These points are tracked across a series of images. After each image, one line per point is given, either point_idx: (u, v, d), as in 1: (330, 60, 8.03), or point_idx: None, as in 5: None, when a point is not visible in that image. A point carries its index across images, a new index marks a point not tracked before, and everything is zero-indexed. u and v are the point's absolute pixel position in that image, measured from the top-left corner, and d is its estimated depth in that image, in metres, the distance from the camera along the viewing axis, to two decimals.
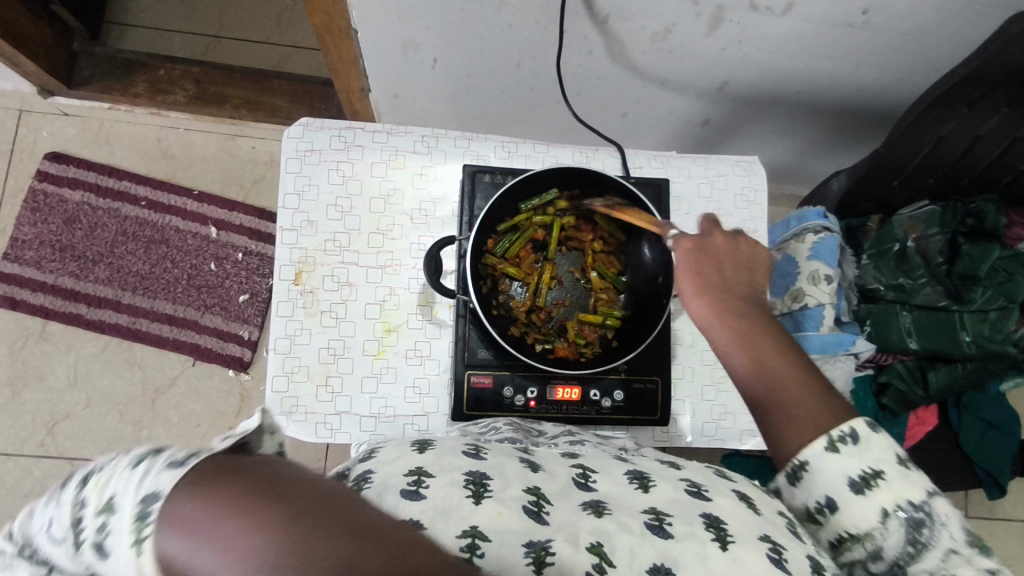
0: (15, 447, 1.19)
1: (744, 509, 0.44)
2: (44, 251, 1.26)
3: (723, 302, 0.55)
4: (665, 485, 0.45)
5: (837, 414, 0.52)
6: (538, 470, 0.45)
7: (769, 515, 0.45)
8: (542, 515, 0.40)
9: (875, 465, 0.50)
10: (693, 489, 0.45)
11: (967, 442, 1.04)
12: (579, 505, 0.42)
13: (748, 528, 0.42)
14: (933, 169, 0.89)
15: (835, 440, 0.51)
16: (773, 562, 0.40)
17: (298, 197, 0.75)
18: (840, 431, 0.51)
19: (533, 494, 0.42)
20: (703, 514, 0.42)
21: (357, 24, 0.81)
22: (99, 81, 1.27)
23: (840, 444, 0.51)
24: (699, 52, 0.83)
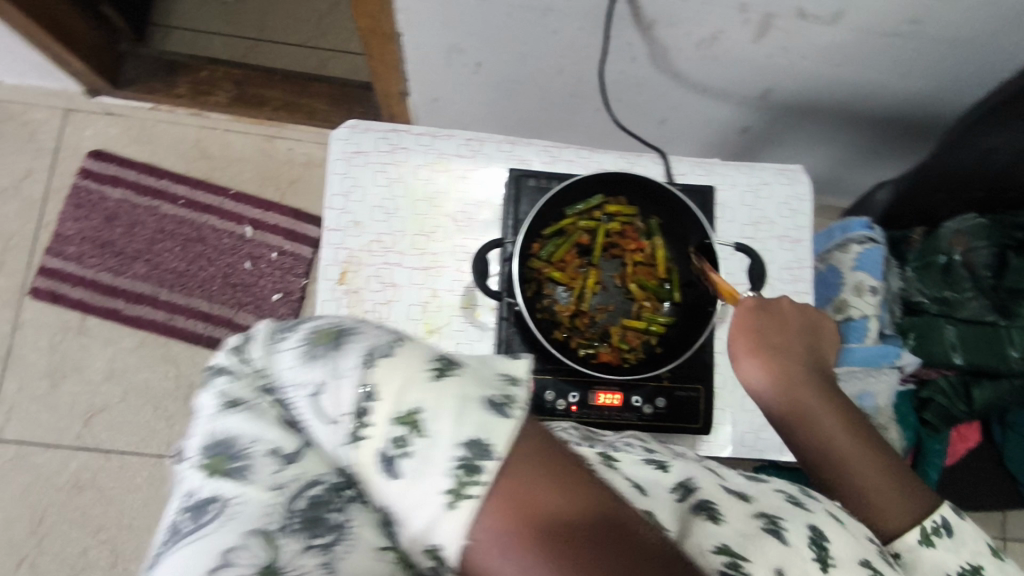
0: (53, 438, 1.21)
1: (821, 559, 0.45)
2: (86, 247, 1.29)
3: (795, 386, 0.60)
4: (741, 518, 0.46)
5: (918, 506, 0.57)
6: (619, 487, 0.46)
7: (841, 560, 0.46)
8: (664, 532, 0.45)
9: (970, 560, 0.56)
10: (770, 528, 0.46)
11: (1011, 460, 1.01)
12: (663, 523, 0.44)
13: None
14: (980, 182, 0.86)
15: (930, 532, 0.56)
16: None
17: (344, 197, 0.76)
18: (932, 523, 0.56)
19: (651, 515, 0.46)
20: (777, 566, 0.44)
21: (404, 28, 0.82)
22: (143, 81, 1.30)
23: (935, 537, 0.56)
24: (745, 59, 0.83)
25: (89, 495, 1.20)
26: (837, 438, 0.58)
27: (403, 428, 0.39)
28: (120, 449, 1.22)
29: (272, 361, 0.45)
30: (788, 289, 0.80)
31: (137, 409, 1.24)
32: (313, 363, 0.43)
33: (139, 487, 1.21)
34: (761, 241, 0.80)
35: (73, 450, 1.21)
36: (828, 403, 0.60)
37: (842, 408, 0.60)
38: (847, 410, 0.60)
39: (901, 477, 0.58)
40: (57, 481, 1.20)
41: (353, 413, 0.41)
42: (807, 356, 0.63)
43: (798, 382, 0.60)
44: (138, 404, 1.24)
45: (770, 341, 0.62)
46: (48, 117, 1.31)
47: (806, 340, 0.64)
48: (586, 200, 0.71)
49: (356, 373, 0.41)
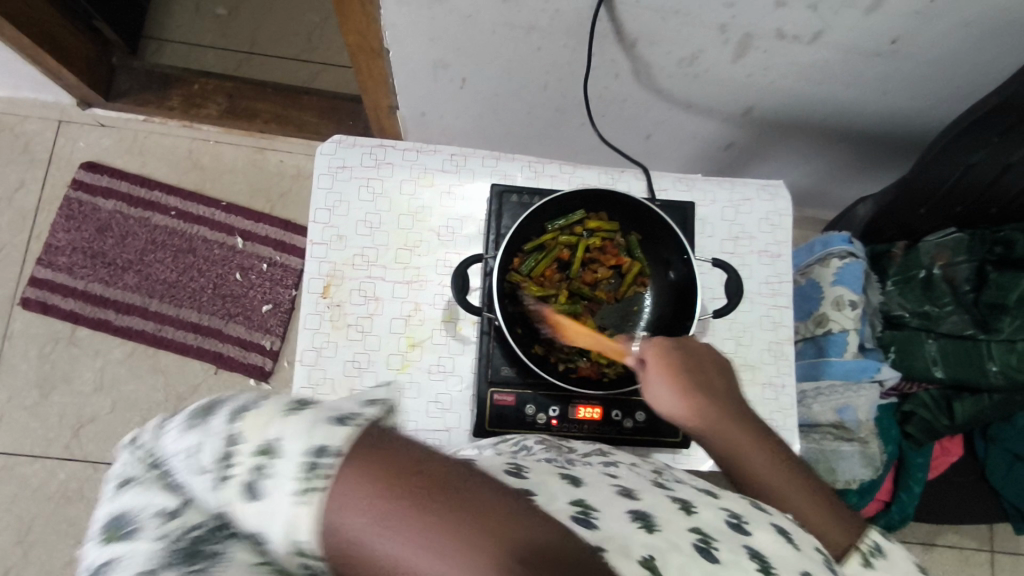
0: (41, 449, 1.21)
1: (784, 544, 0.44)
2: (76, 258, 1.29)
3: (718, 427, 0.58)
4: (707, 512, 0.44)
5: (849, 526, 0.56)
6: (581, 483, 0.44)
7: (807, 550, 0.45)
8: (591, 521, 0.39)
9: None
10: (734, 521, 0.44)
11: (993, 474, 1.02)
12: (626, 515, 0.41)
13: (789, 563, 0.42)
14: (962, 198, 0.88)
15: (866, 554, 0.55)
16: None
17: (329, 212, 0.77)
18: (868, 546, 0.55)
19: (579, 506, 0.40)
20: (746, 545, 0.42)
21: (390, 44, 0.83)
22: (136, 94, 1.31)
23: (873, 560, 0.55)
24: (726, 77, 0.84)
25: (76, 506, 1.20)
26: (761, 469, 0.56)
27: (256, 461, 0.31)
28: (108, 460, 1.22)
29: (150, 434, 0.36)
30: (768, 304, 0.80)
31: (126, 420, 1.24)
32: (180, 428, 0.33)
33: None
34: (741, 255, 0.81)
35: (61, 461, 1.21)
36: (748, 434, 0.58)
37: (762, 438, 0.58)
38: (768, 440, 0.59)
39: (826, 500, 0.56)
40: (44, 492, 1.20)
41: (213, 459, 0.31)
42: (726, 389, 0.61)
43: (717, 417, 0.58)
44: (127, 415, 1.24)
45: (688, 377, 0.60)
46: (42, 129, 1.32)
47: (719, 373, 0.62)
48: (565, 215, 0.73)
49: (223, 429, 0.32)
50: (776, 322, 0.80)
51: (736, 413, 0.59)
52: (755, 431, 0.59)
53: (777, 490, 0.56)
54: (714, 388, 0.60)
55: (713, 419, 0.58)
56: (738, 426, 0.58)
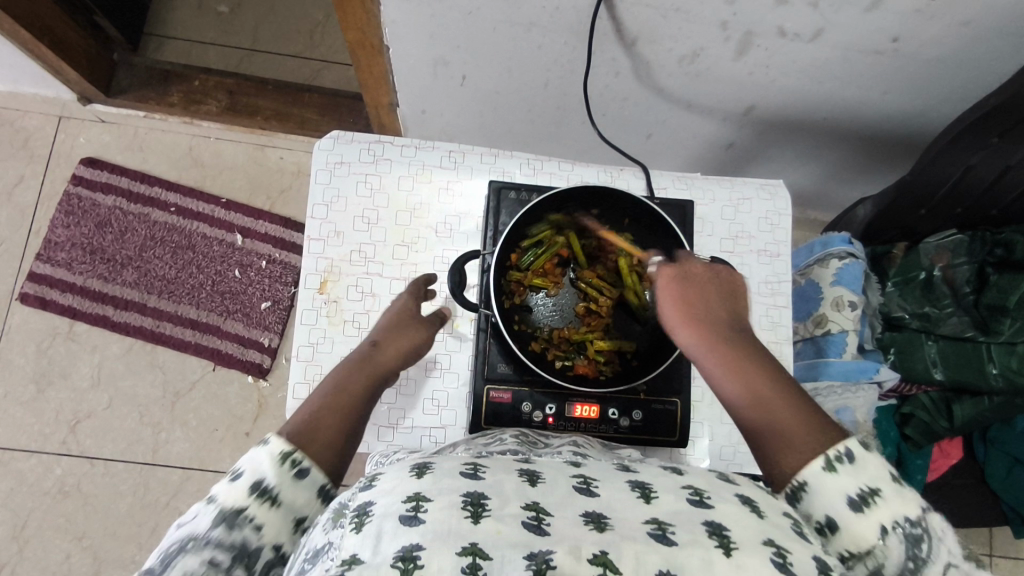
0: (38, 444, 1.21)
1: (747, 513, 0.42)
2: (75, 253, 1.29)
3: (713, 341, 0.58)
4: (668, 495, 0.43)
5: (826, 433, 0.52)
6: (537, 483, 0.43)
7: (773, 517, 0.43)
8: (542, 527, 0.39)
9: (871, 484, 0.49)
10: (694, 497, 0.43)
11: (993, 477, 1.01)
12: (579, 517, 0.40)
13: (751, 532, 0.40)
14: (961, 199, 0.88)
15: (829, 457, 0.50)
16: (780, 568, 0.37)
17: (327, 207, 0.77)
18: (834, 450, 0.50)
19: (533, 508, 0.40)
20: (705, 521, 0.40)
21: (390, 40, 0.83)
22: (137, 90, 1.31)
23: (835, 463, 0.50)
24: (726, 75, 0.84)
25: (73, 502, 1.20)
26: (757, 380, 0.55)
27: (281, 464, 0.50)
28: (104, 456, 1.22)
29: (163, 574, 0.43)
30: (768, 304, 0.80)
31: (123, 416, 1.24)
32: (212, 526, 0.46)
33: (123, 495, 1.21)
34: (740, 255, 0.81)
35: (58, 457, 1.21)
36: (746, 348, 0.57)
37: (764, 354, 0.57)
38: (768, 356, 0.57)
39: (819, 417, 0.53)
40: (41, 488, 1.20)
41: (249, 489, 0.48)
42: (732, 309, 0.61)
43: (717, 331, 0.58)
44: (124, 411, 1.24)
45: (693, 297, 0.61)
46: (43, 124, 1.32)
47: (726, 296, 0.62)
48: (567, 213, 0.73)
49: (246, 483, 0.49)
50: (775, 322, 0.79)
51: (739, 330, 0.59)
52: (756, 348, 0.58)
53: (766, 399, 0.54)
54: (720, 308, 0.60)
55: (713, 333, 0.58)
56: (737, 341, 0.58)
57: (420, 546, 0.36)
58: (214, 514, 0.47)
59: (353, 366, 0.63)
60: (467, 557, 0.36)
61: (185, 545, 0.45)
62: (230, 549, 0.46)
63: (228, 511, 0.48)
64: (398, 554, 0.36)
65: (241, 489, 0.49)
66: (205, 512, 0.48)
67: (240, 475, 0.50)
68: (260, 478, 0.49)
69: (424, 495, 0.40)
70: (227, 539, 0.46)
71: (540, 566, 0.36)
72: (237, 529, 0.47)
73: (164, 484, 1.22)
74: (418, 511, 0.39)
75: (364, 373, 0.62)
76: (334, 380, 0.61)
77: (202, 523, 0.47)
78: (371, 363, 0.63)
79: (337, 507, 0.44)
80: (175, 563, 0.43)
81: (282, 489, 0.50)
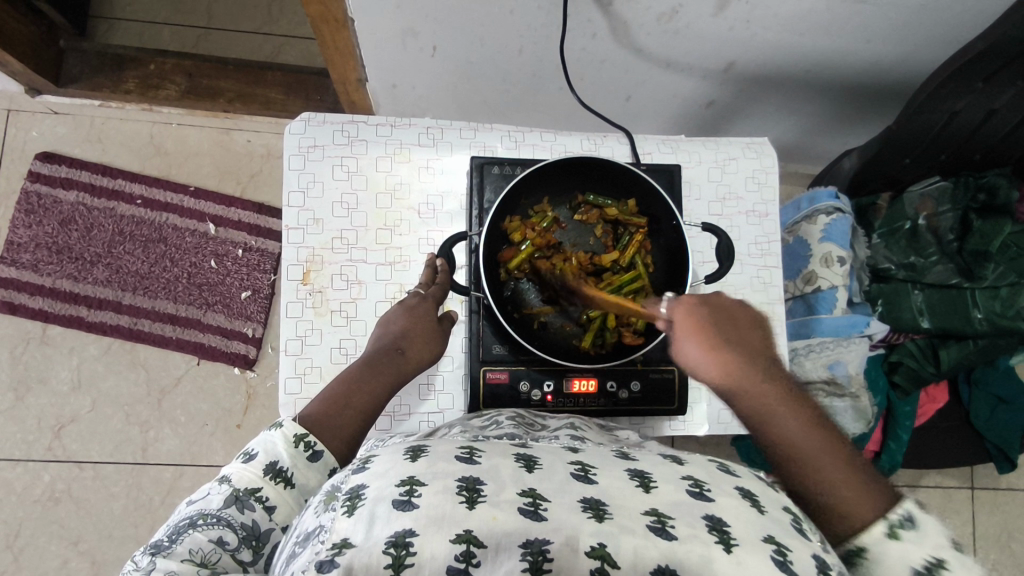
0: (22, 452, 1.19)
1: (748, 508, 0.42)
2: (41, 253, 1.24)
3: (756, 389, 0.55)
4: (668, 485, 0.42)
5: (882, 499, 0.49)
6: (534, 469, 0.42)
7: (774, 513, 0.43)
8: (540, 512, 0.38)
9: (937, 554, 0.47)
10: (694, 489, 0.42)
11: (977, 417, 1.05)
12: (577, 503, 0.39)
13: (751, 529, 0.40)
14: (946, 145, 0.87)
15: (892, 523, 0.48)
16: (779, 566, 0.38)
17: (303, 194, 0.74)
18: (895, 514, 0.48)
19: (529, 494, 0.39)
20: (705, 516, 0.40)
21: (354, 13, 0.78)
22: (88, 77, 1.23)
23: (897, 529, 0.48)
24: (706, 32, 0.82)
25: (65, 507, 1.18)
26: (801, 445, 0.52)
27: (300, 444, 0.54)
28: (92, 459, 1.20)
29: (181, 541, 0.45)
30: (758, 265, 0.79)
31: (108, 416, 1.21)
32: (225, 506, 0.49)
33: (117, 496, 1.19)
34: (729, 217, 0.80)
35: (44, 463, 1.19)
36: (785, 397, 0.54)
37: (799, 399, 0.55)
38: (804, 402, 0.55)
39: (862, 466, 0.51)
40: (30, 495, 1.18)
41: (264, 467, 0.52)
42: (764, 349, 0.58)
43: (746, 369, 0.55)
44: (109, 412, 1.21)
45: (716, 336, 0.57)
46: None
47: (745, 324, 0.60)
48: (544, 194, 0.71)
49: (261, 465, 0.52)
50: (766, 283, 0.79)
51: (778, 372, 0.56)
52: (796, 395, 0.55)
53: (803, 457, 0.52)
54: (746, 346, 0.57)
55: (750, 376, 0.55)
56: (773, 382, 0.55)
57: (413, 532, 0.36)
58: (227, 493, 0.50)
59: (380, 369, 0.63)
60: (461, 544, 0.36)
61: (195, 520, 0.47)
62: (242, 527, 0.48)
63: (242, 491, 0.50)
64: (390, 539, 0.35)
65: (256, 469, 0.51)
66: (219, 491, 0.50)
67: (254, 456, 0.52)
68: (275, 459, 0.52)
69: (417, 479, 0.39)
70: (238, 518, 0.48)
71: (536, 557, 0.36)
72: (249, 509, 0.49)
73: (157, 482, 1.20)
74: (412, 495, 0.37)
75: (383, 379, 0.62)
76: (352, 376, 0.61)
77: (216, 501, 0.49)
78: (392, 367, 0.63)
79: (329, 490, 0.42)
80: (187, 535, 0.46)
81: (295, 470, 0.53)
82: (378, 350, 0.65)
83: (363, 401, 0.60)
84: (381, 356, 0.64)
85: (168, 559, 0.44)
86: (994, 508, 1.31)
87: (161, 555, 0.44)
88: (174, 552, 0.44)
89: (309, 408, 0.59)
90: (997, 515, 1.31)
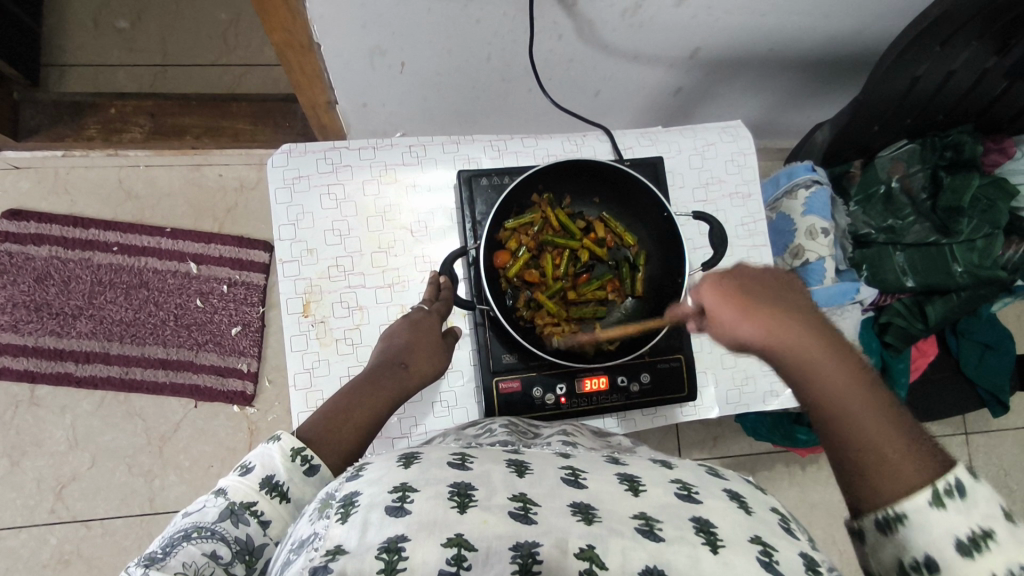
0: (25, 518, 1.16)
1: (735, 509, 0.43)
2: (20, 313, 1.21)
3: (807, 353, 0.52)
4: (656, 487, 0.44)
5: (929, 465, 0.47)
6: (525, 474, 0.43)
7: (760, 513, 0.44)
8: (529, 516, 0.39)
9: (984, 523, 0.44)
10: (683, 491, 0.44)
11: (967, 365, 1.08)
12: (567, 507, 0.40)
13: (738, 530, 0.41)
14: (910, 109, 0.90)
15: (938, 490, 0.45)
16: (764, 566, 0.39)
17: (294, 226, 0.73)
18: (943, 481, 0.45)
19: (519, 499, 0.40)
20: (692, 518, 0.41)
21: (321, 38, 0.78)
22: (48, 128, 1.19)
23: (943, 498, 0.45)
24: (669, 23, 0.83)
25: (77, 568, 1.15)
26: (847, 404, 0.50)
27: (297, 459, 0.53)
28: (98, 516, 1.17)
29: (178, 554, 0.44)
30: (747, 245, 0.81)
31: (109, 470, 1.19)
32: (220, 519, 0.48)
33: (128, 550, 1.16)
34: (714, 201, 0.82)
35: (49, 526, 1.16)
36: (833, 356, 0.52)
37: (849, 361, 0.52)
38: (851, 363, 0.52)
39: (908, 431, 0.49)
40: (39, 561, 1.15)
41: (260, 479, 0.51)
42: (808, 307, 0.55)
43: (790, 322, 0.52)
44: (110, 466, 1.19)
45: (759, 302, 0.54)
46: None
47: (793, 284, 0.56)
48: (534, 198, 0.71)
49: (258, 478, 0.51)
50: (757, 261, 0.81)
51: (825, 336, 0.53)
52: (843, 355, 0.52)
53: (849, 416, 0.49)
54: (793, 307, 0.54)
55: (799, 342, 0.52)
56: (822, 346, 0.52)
57: (405, 537, 0.36)
58: (223, 506, 0.49)
59: (383, 382, 0.63)
60: (451, 548, 0.36)
61: (190, 533, 0.46)
62: (236, 541, 0.47)
63: (237, 505, 0.49)
64: (384, 544, 0.35)
65: (251, 483, 0.51)
66: (215, 504, 0.49)
67: (251, 470, 0.52)
68: (271, 473, 0.52)
69: (410, 486, 0.39)
70: (232, 532, 0.47)
71: (525, 559, 0.36)
72: (244, 523, 0.48)
73: None
74: (405, 501, 0.38)
75: (383, 395, 0.62)
76: (355, 389, 0.62)
77: (211, 514, 0.48)
78: (397, 382, 0.63)
79: (323, 498, 0.42)
80: (181, 548, 0.44)
81: (291, 484, 0.52)
82: (380, 364, 0.65)
83: (360, 417, 0.60)
84: (383, 373, 0.64)
85: (162, 571, 0.42)
86: (988, 451, 1.35)
87: (156, 567, 0.42)
88: (168, 565, 0.42)
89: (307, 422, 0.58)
90: (993, 456, 1.35)
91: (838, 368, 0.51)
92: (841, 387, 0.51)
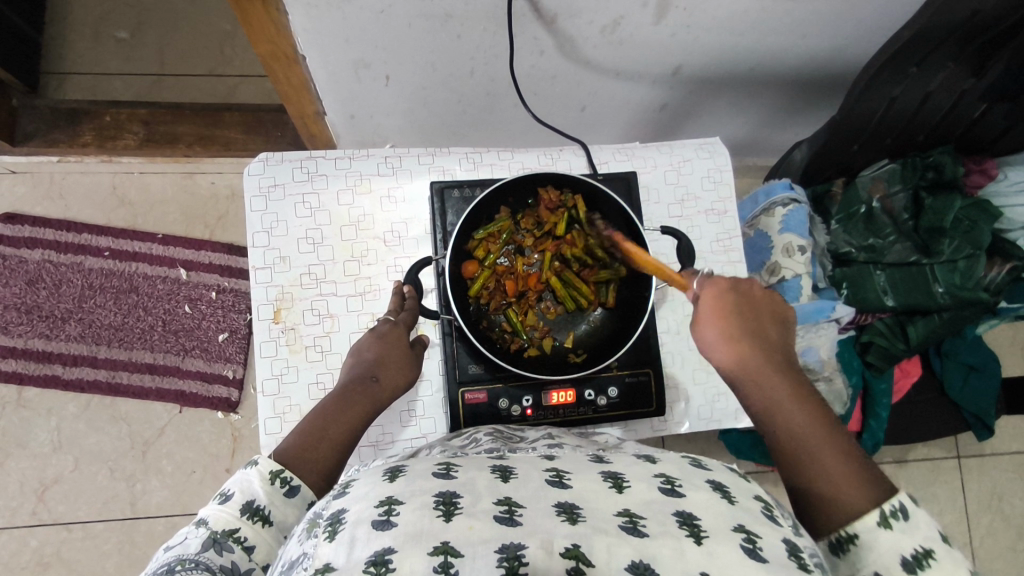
0: (7, 519, 1.16)
1: (719, 500, 0.43)
2: (10, 315, 1.23)
3: (768, 377, 0.57)
4: (640, 484, 0.43)
5: (874, 491, 0.50)
6: (509, 479, 0.43)
7: (744, 502, 0.44)
8: (514, 518, 0.39)
9: (926, 543, 0.48)
10: (666, 486, 0.43)
11: (951, 387, 1.07)
12: (552, 508, 0.40)
13: (721, 520, 0.41)
14: (891, 129, 0.90)
15: (884, 512, 0.49)
16: (747, 553, 0.38)
17: (268, 234, 0.74)
18: (887, 504, 0.49)
19: (505, 503, 0.40)
20: (675, 512, 0.41)
21: (304, 51, 0.79)
22: (43, 134, 1.19)
23: (890, 519, 0.48)
24: (648, 40, 0.84)
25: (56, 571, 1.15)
26: (806, 432, 0.54)
27: (276, 481, 0.54)
28: (80, 519, 1.18)
29: None
30: (722, 261, 0.81)
31: (93, 474, 1.19)
32: (203, 550, 0.48)
33: (108, 554, 1.17)
34: (689, 217, 0.82)
35: (31, 528, 1.17)
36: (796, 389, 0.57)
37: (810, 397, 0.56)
38: (815, 404, 0.56)
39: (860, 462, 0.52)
40: (19, 563, 1.15)
41: (241, 505, 0.52)
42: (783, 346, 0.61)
43: (755, 353, 0.59)
44: (93, 470, 1.19)
45: (733, 323, 0.60)
46: None
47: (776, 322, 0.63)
48: (501, 207, 0.71)
49: (238, 505, 0.52)
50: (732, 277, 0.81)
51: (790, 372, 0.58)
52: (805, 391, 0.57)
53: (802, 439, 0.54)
54: (767, 342, 0.60)
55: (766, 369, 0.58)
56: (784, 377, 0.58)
57: (393, 549, 0.36)
58: (205, 537, 0.49)
59: (353, 398, 0.62)
60: (439, 556, 0.35)
61: (175, 566, 0.45)
62: (222, 569, 0.47)
63: (219, 533, 0.50)
64: (371, 558, 0.35)
65: (231, 509, 0.52)
66: (195, 535, 0.50)
67: (231, 496, 0.53)
68: (251, 498, 0.53)
69: (396, 498, 0.39)
70: (218, 560, 0.48)
71: (512, 562, 0.36)
72: (227, 551, 0.49)
73: (150, 537, 1.18)
74: (390, 514, 0.38)
75: (359, 409, 0.62)
76: (328, 409, 0.61)
77: (194, 545, 0.48)
78: (370, 397, 0.63)
79: (312, 516, 0.42)
80: None
81: (272, 507, 0.53)
82: (351, 378, 0.64)
83: (338, 431, 0.60)
84: (356, 386, 0.63)
85: None
86: (980, 474, 1.33)
87: None
88: None
89: (286, 441, 0.59)
90: (985, 480, 1.33)
91: (798, 403, 0.56)
92: (803, 420, 0.55)
